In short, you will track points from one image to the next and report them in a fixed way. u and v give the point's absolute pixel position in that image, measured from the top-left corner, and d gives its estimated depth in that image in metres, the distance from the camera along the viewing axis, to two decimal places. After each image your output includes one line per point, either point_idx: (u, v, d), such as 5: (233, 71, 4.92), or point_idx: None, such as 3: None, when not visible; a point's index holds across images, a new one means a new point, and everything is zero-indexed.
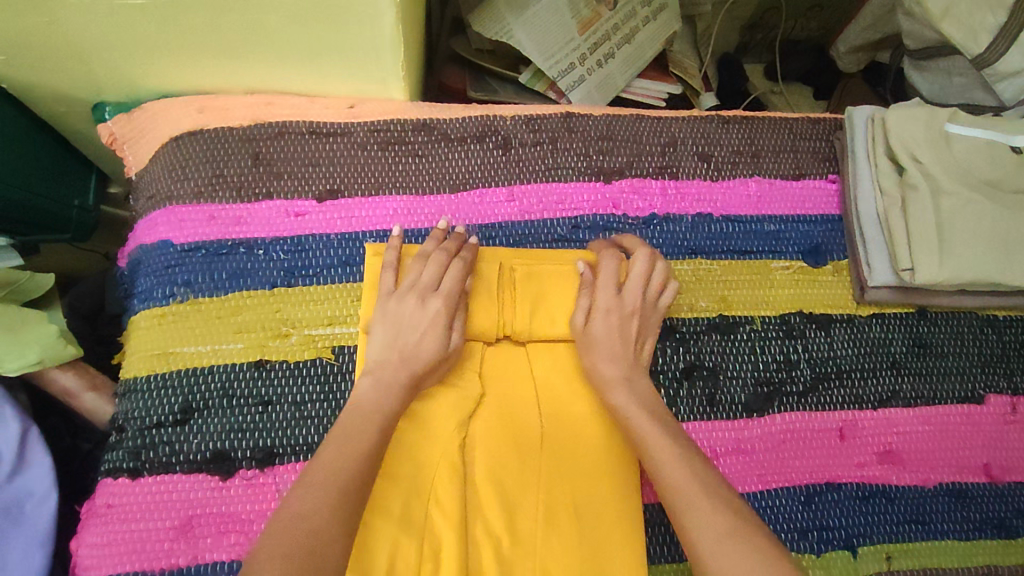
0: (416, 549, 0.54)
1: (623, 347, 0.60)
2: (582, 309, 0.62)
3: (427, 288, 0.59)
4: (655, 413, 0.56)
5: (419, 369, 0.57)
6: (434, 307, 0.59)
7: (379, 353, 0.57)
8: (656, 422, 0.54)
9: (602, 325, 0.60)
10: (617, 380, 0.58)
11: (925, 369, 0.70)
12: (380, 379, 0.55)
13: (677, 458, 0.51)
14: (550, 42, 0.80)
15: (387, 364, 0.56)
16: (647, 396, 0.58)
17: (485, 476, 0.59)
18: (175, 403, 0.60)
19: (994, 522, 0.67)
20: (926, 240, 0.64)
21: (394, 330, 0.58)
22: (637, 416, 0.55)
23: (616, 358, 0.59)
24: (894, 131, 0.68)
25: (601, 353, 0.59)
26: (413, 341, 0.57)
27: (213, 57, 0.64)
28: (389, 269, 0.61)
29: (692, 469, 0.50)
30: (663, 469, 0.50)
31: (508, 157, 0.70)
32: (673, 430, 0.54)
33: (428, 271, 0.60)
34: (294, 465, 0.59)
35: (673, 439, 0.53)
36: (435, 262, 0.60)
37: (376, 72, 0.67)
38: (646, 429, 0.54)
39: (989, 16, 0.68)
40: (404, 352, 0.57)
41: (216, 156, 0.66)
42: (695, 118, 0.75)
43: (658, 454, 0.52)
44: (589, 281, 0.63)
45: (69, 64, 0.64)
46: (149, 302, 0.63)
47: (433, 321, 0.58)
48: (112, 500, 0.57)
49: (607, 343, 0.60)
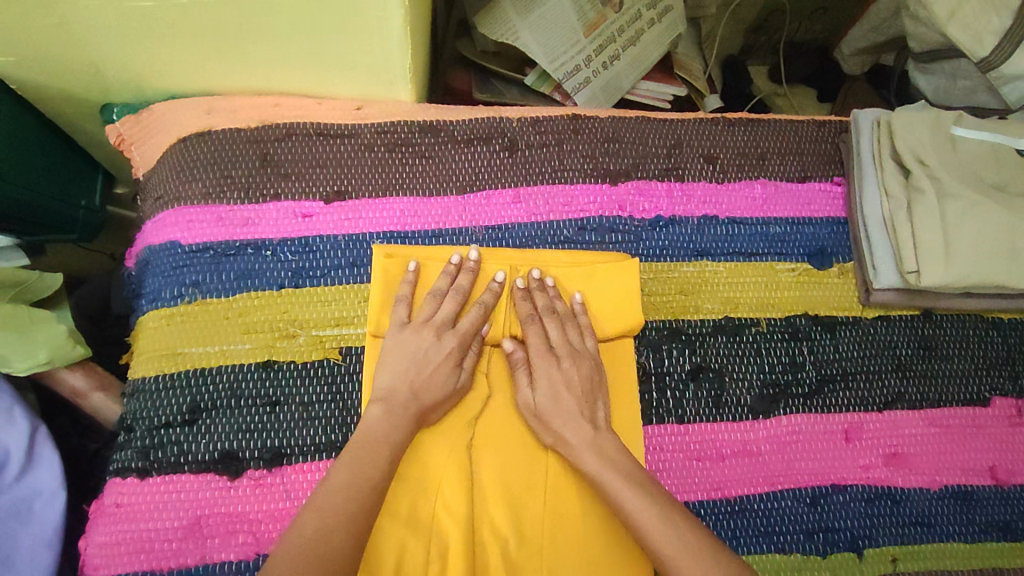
0: (425, 547, 0.56)
1: (579, 411, 0.59)
2: (523, 385, 0.61)
3: (445, 323, 0.61)
4: (626, 472, 0.55)
5: (429, 404, 0.58)
6: (450, 343, 0.60)
7: (388, 386, 0.58)
8: (634, 485, 0.54)
9: (546, 401, 0.60)
10: (576, 448, 0.57)
11: (930, 371, 0.70)
12: (391, 412, 0.56)
13: (664, 524, 0.51)
14: (556, 44, 0.81)
15: (395, 398, 0.57)
16: (618, 457, 0.57)
17: (493, 479, 0.59)
18: (182, 404, 0.60)
19: (999, 525, 0.67)
20: (931, 243, 0.64)
21: (405, 363, 0.58)
22: (613, 481, 0.55)
23: (567, 427, 0.58)
24: (899, 136, 0.68)
25: (556, 421, 0.59)
26: (424, 377, 0.58)
27: (221, 58, 0.65)
28: (402, 302, 0.61)
29: (682, 534, 0.50)
30: (653, 539, 0.50)
31: (513, 159, 0.70)
32: (654, 490, 0.54)
33: (445, 308, 0.61)
34: (301, 466, 0.59)
35: (654, 500, 0.53)
36: (452, 300, 0.62)
37: (384, 73, 0.68)
38: (623, 492, 0.54)
39: (994, 19, 0.69)
40: (415, 386, 0.58)
41: (224, 157, 0.66)
42: (701, 120, 0.75)
43: (643, 520, 0.51)
44: (521, 359, 0.62)
45: (78, 65, 0.64)
46: (157, 302, 0.63)
47: (447, 357, 0.59)
48: (121, 499, 0.58)
49: (559, 414, 0.59)
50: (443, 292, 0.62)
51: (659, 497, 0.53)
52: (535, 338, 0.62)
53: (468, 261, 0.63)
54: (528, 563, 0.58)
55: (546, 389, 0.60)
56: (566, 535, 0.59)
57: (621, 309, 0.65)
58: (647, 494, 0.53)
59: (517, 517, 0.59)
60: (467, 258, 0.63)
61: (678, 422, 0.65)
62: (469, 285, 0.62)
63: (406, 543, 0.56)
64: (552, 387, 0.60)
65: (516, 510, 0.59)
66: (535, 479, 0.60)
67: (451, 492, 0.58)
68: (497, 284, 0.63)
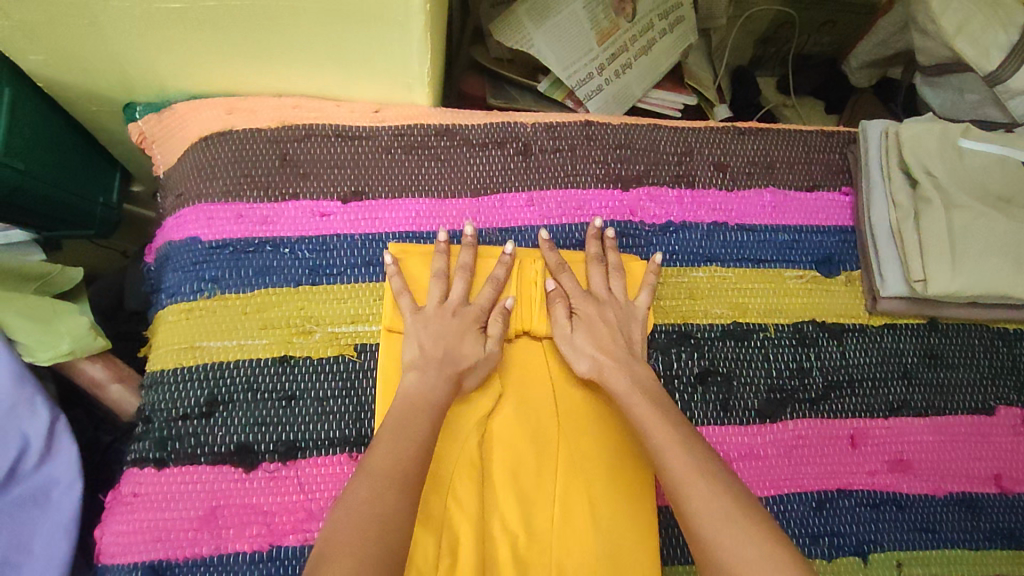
0: (437, 541, 0.57)
1: (612, 339, 0.63)
2: (561, 316, 0.65)
3: (459, 302, 0.63)
4: (652, 398, 0.58)
5: (465, 366, 0.60)
6: (468, 318, 0.62)
7: (419, 355, 0.60)
8: (655, 406, 0.57)
9: (582, 333, 0.64)
10: (610, 370, 0.61)
11: (936, 379, 0.71)
12: (428, 373, 0.58)
13: (677, 444, 0.53)
14: (569, 52, 0.82)
15: (429, 362, 0.59)
16: (647, 383, 0.60)
17: (505, 477, 0.60)
18: (200, 396, 0.61)
19: (1004, 532, 0.68)
20: (938, 252, 0.65)
21: (432, 338, 0.60)
22: (637, 403, 0.58)
23: (603, 354, 0.62)
24: (909, 148, 0.70)
25: (591, 348, 0.63)
26: (453, 343, 0.60)
27: (244, 60, 0.66)
28: (403, 293, 0.62)
29: (692, 454, 0.52)
30: (664, 456, 0.52)
31: (528, 164, 0.71)
32: (671, 414, 0.56)
33: (456, 287, 0.63)
34: (316, 460, 0.60)
35: (672, 420, 0.55)
36: (462, 278, 0.64)
37: (403, 78, 0.69)
38: (647, 414, 0.56)
39: (1002, 34, 0.71)
40: (446, 351, 0.60)
41: (243, 157, 0.67)
42: (712, 128, 0.76)
43: (660, 439, 0.54)
44: (561, 293, 0.66)
45: (105, 66, 0.66)
46: (176, 297, 0.64)
47: (470, 327, 0.62)
48: (138, 489, 0.59)
49: (594, 341, 0.63)
50: (446, 271, 0.64)
51: (674, 420, 0.55)
52: (568, 281, 0.66)
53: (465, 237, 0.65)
54: (537, 560, 0.58)
55: (581, 324, 0.64)
56: (575, 534, 0.59)
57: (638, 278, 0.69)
58: (667, 417, 0.56)
59: (527, 516, 0.59)
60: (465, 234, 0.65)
61: None
62: (472, 261, 0.65)
63: (418, 537, 0.57)
64: (588, 320, 0.64)
65: (526, 509, 0.60)
66: (544, 478, 0.61)
67: (462, 485, 0.59)
68: (508, 255, 0.65)
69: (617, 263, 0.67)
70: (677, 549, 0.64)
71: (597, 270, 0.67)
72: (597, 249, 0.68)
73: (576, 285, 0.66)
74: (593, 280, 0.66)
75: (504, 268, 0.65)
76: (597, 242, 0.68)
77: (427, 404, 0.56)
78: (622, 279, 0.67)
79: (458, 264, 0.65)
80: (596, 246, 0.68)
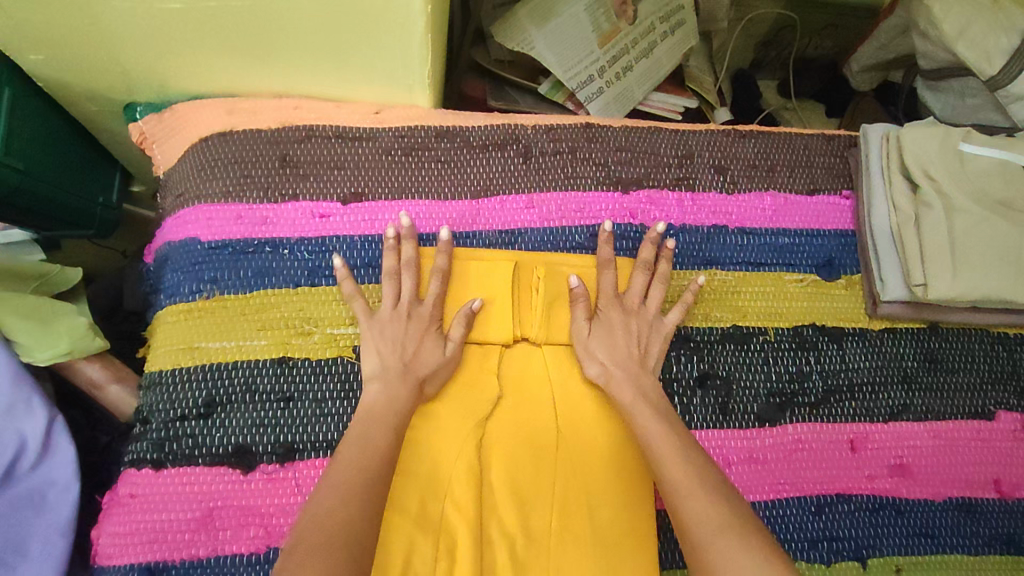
0: (433, 545, 0.56)
1: (627, 349, 0.64)
2: (582, 318, 0.65)
3: (411, 301, 0.63)
4: (656, 408, 0.59)
5: (425, 373, 0.60)
6: (422, 319, 0.63)
7: (379, 366, 0.60)
8: (660, 417, 0.58)
9: (600, 338, 0.64)
10: (619, 380, 0.62)
11: (935, 384, 0.71)
12: (389, 386, 0.58)
13: (678, 454, 0.54)
14: (570, 54, 0.82)
15: (389, 373, 0.59)
16: (652, 394, 0.61)
17: (501, 480, 0.60)
18: (199, 396, 0.61)
19: (1003, 538, 0.68)
20: (939, 256, 0.65)
21: (389, 343, 0.61)
22: (642, 414, 0.58)
23: (613, 362, 0.63)
24: (910, 151, 0.70)
25: (601, 354, 0.63)
26: (412, 351, 0.61)
27: (245, 60, 0.66)
28: (356, 298, 0.63)
29: (693, 465, 0.52)
30: (665, 466, 0.53)
31: (528, 166, 0.71)
32: (674, 426, 0.57)
33: (405, 285, 0.64)
34: (314, 461, 0.60)
35: (674, 431, 0.56)
36: (410, 275, 0.64)
37: (403, 80, 0.69)
38: (648, 423, 0.57)
39: (1003, 38, 0.71)
40: (405, 361, 0.60)
41: (244, 158, 0.67)
42: (711, 131, 0.76)
43: (659, 447, 0.55)
44: (581, 296, 0.65)
45: (104, 65, 0.66)
46: (175, 297, 0.64)
47: (428, 329, 0.63)
48: (136, 490, 0.59)
49: (607, 348, 0.64)
50: (394, 270, 0.64)
51: (676, 431, 0.56)
52: (608, 280, 0.67)
53: (403, 229, 0.65)
54: (534, 562, 0.58)
55: (597, 329, 0.65)
56: (575, 538, 0.59)
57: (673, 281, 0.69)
58: (669, 428, 0.57)
59: (524, 518, 0.59)
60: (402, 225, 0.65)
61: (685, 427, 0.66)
62: (414, 254, 0.64)
63: (415, 540, 0.56)
64: (608, 325, 0.65)
65: (523, 511, 0.59)
66: (541, 479, 0.61)
67: (461, 488, 0.59)
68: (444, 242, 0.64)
69: (666, 272, 0.68)
70: (675, 552, 0.64)
71: (641, 275, 0.67)
72: (650, 255, 0.68)
73: (614, 287, 0.67)
74: (634, 284, 0.67)
75: (444, 257, 0.65)
76: (652, 247, 0.68)
77: (391, 412, 0.57)
78: (663, 290, 0.67)
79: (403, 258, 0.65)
80: (649, 251, 0.68)
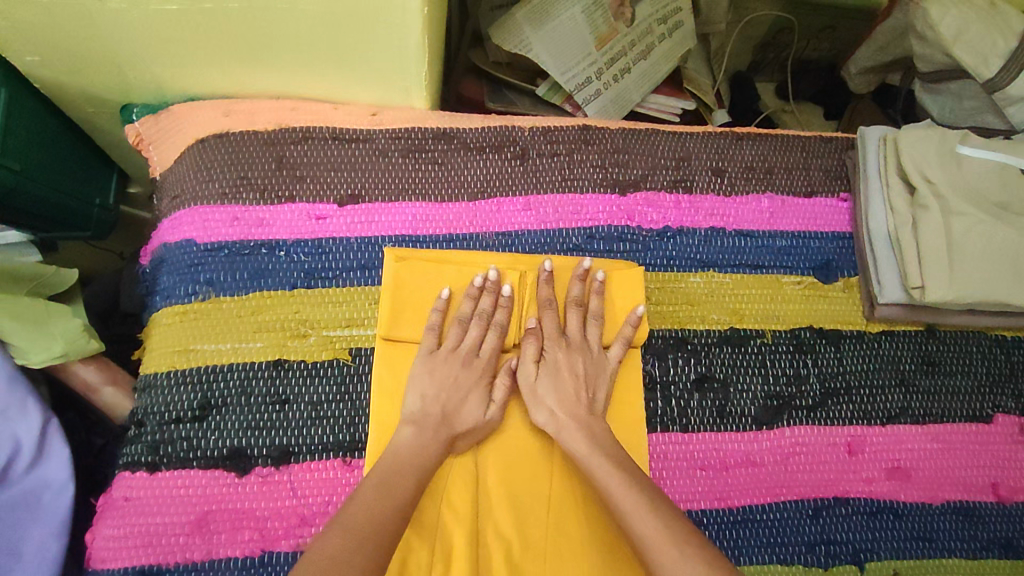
0: (429, 551, 0.56)
1: (574, 395, 0.62)
2: (528, 362, 0.64)
3: (470, 351, 0.63)
4: (612, 458, 0.57)
5: (461, 429, 0.60)
6: (475, 372, 0.63)
7: (419, 409, 0.59)
8: (619, 470, 0.55)
9: (546, 383, 0.63)
10: (569, 430, 0.60)
11: (934, 387, 0.71)
12: (423, 432, 0.58)
13: (645, 509, 0.51)
14: (568, 56, 0.82)
15: (425, 420, 0.59)
16: (604, 442, 0.59)
17: (499, 489, 0.60)
18: (194, 399, 0.61)
19: (1001, 542, 0.68)
20: (937, 261, 0.65)
21: (435, 389, 0.61)
22: (600, 465, 0.56)
23: (562, 410, 0.61)
24: (906, 153, 0.69)
25: (550, 402, 0.62)
26: (456, 403, 0.60)
27: (241, 61, 0.66)
28: (432, 331, 0.63)
29: (663, 520, 0.50)
30: (634, 523, 0.51)
31: (525, 169, 0.71)
32: (636, 478, 0.54)
33: (470, 335, 0.63)
34: (308, 464, 0.60)
35: (637, 484, 0.54)
36: (477, 326, 0.63)
37: (401, 81, 0.69)
38: (609, 477, 0.55)
39: (1001, 41, 0.71)
40: (444, 412, 0.59)
41: (240, 159, 0.67)
42: (708, 134, 0.76)
43: (623, 504, 0.52)
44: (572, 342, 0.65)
45: (100, 66, 0.66)
46: (171, 299, 0.64)
47: (476, 384, 0.62)
48: (129, 493, 0.58)
49: (554, 393, 0.62)
50: (467, 318, 0.64)
51: (644, 485, 0.54)
52: (549, 323, 0.65)
53: (488, 282, 0.64)
54: (530, 565, 0.58)
55: (546, 372, 0.63)
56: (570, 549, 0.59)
57: (624, 285, 0.67)
58: (630, 479, 0.54)
59: (522, 526, 0.59)
60: (488, 277, 0.64)
61: (682, 431, 0.66)
62: (490, 308, 0.64)
63: (411, 543, 0.56)
64: (554, 368, 0.63)
65: (521, 520, 0.59)
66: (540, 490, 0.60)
67: (458, 495, 0.59)
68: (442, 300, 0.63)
69: (598, 309, 0.66)
70: None
71: (576, 314, 0.66)
72: (578, 292, 0.66)
73: (556, 329, 0.65)
74: (569, 323, 0.66)
75: (504, 312, 0.64)
76: (581, 284, 0.66)
77: (416, 463, 0.56)
78: (599, 328, 0.66)
79: (476, 309, 0.64)
80: (579, 288, 0.66)
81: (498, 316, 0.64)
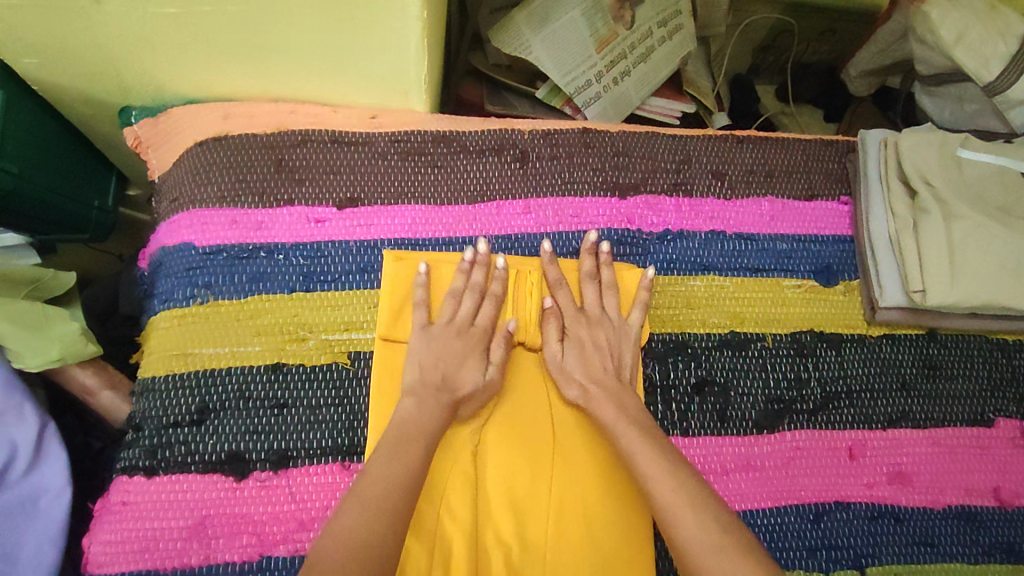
0: (428, 554, 0.56)
1: (603, 368, 0.63)
2: (552, 340, 0.65)
3: (467, 321, 0.63)
4: (637, 424, 0.58)
5: (462, 395, 0.60)
6: (472, 339, 0.63)
7: (417, 378, 0.60)
8: (643, 435, 0.56)
9: (573, 357, 0.64)
10: (597, 398, 0.61)
11: (934, 391, 0.70)
12: (424, 400, 0.58)
13: (665, 472, 0.52)
14: (567, 59, 0.82)
15: (425, 390, 0.59)
16: (634, 410, 0.60)
17: (501, 492, 0.59)
18: (192, 404, 0.61)
19: (1003, 546, 0.67)
20: (937, 264, 0.64)
21: (433, 358, 0.61)
22: (624, 429, 0.57)
23: (591, 380, 0.62)
24: (907, 157, 0.69)
25: (580, 373, 0.63)
26: (452, 370, 0.60)
27: (240, 65, 0.66)
28: (421, 306, 0.63)
29: (680, 482, 0.51)
30: (653, 488, 0.52)
31: (525, 171, 0.71)
32: (659, 444, 0.55)
33: (483, 311, 0.64)
34: (307, 468, 0.60)
35: (659, 449, 0.55)
36: (490, 305, 0.64)
37: (400, 84, 0.69)
38: (633, 444, 0.56)
39: (1002, 44, 0.71)
40: (443, 379, 0.60)
41: (239, 163, 0.67)
42: (709, 137, 0.76)
43: (647, 467, 0.53)
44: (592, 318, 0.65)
45: (99, 69, 0.65)
46: (169, 303, 0.64)
47: (473, 349, 0.62)
48: (127, 498, 0.58)
49: (584, 367, 0.63)
50: (481, 288, 0.64)
51: (665, 450, 0.55)
52: (563, 296, 0.66)
53: (478, 256, 0.64)
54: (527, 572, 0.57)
55: (574, 347, 0.64)
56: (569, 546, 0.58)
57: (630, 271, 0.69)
58: (653, 445, 0.55)
59: (521, 525, 0.59)
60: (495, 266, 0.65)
61: (683, 434, 0.65)
62: (501, 291, 0.64)
63: (411, 550, 0.56)
64: (580, 342, 0.64)
65: (520, 521, 0.59)
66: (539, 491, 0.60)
67: (456, 496, 0.58)
68: (421, 275, 0.63)
69: (610, 280, 0.67)
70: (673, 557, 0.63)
71: (592, 286, 0.67)
72: (590, 265, 0.67)
73: (571, 302, 0.65)
74: (586, 295, 0.66)
75: (501, 283, 0.64)
76: (591, 258, 0.67)
77: None
78: (616, 296, 0.67)
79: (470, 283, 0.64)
80: (590, 262, 0.67)
81: (495, 286, 0.65)
